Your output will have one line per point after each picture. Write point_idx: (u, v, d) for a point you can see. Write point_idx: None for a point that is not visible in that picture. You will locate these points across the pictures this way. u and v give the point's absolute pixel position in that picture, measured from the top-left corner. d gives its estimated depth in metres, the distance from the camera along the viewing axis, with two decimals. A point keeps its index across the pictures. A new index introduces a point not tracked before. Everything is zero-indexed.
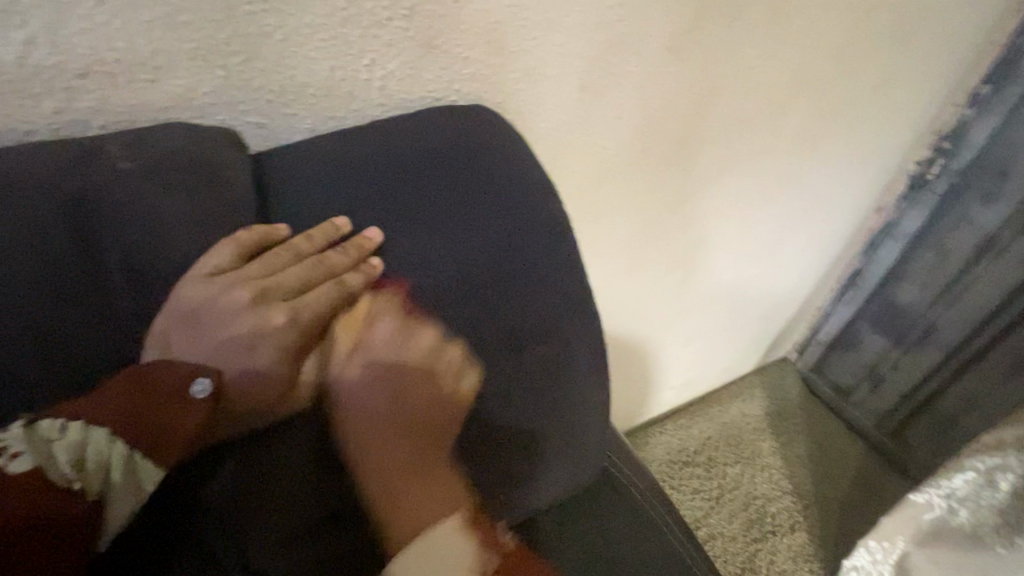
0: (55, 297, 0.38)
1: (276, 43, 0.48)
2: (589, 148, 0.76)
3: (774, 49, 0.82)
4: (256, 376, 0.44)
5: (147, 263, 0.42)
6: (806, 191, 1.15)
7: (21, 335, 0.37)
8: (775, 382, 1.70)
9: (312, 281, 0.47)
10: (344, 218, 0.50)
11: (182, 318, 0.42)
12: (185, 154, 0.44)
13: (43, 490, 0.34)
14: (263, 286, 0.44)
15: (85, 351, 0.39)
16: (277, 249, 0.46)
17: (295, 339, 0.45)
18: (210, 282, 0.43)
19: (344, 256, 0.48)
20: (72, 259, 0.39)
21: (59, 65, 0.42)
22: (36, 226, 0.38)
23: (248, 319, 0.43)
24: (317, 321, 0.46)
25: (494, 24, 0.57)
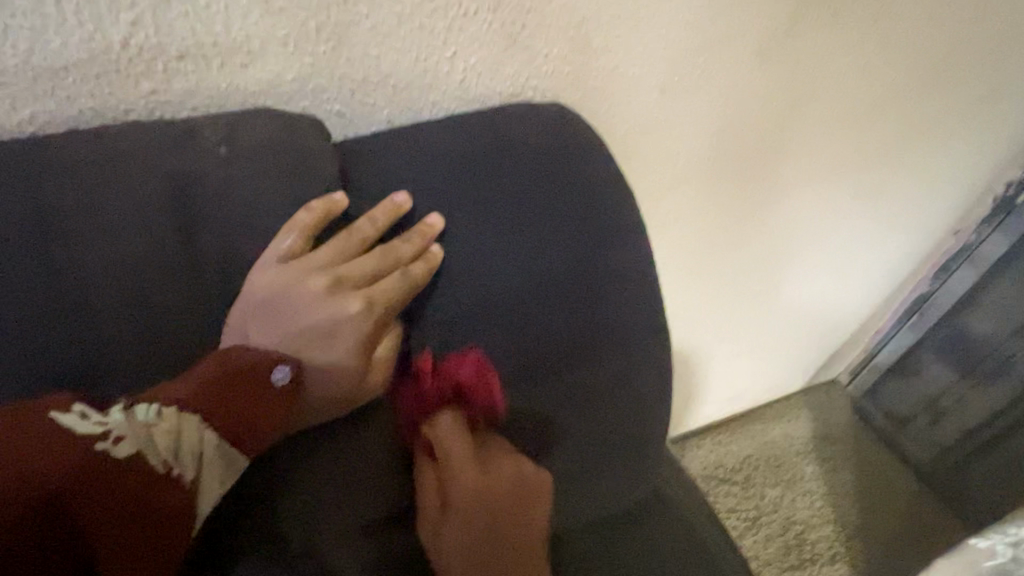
0: (148, 277, 0.39)
1: (364, 32, 0.48)
2: (660, 152, 0.73)
3: (867, 56, 0.77)
4: (329, 364, 0.43)
5: (232, 246, 0.42)
6: (878, 209, 1.09)
7: (115, 312, 0.38)
8: (824, 404, 1.60)
9: (381, 268, 0.46)
10: (404, 194, 0.49)
11: (257, 309, 0.42)
12: (271, 139, 0.44)
13: (145, 475, 0.34)
14: (334, 272, 0.44)
15: (170, 330, 0.40)
16: (343, 234, 0.46)
17: (367, 326, 0.44)
18: (284, 271, 0.42)
19: (410, 244, 0.48)
20: (165, 239, 0.40)
21: (161, 47, 0.43)
22: (134, 204, 0.39)
23: (321, 307, 0.43)
24: (390, 310, 0.46)
25: (580, 20, 0.55)
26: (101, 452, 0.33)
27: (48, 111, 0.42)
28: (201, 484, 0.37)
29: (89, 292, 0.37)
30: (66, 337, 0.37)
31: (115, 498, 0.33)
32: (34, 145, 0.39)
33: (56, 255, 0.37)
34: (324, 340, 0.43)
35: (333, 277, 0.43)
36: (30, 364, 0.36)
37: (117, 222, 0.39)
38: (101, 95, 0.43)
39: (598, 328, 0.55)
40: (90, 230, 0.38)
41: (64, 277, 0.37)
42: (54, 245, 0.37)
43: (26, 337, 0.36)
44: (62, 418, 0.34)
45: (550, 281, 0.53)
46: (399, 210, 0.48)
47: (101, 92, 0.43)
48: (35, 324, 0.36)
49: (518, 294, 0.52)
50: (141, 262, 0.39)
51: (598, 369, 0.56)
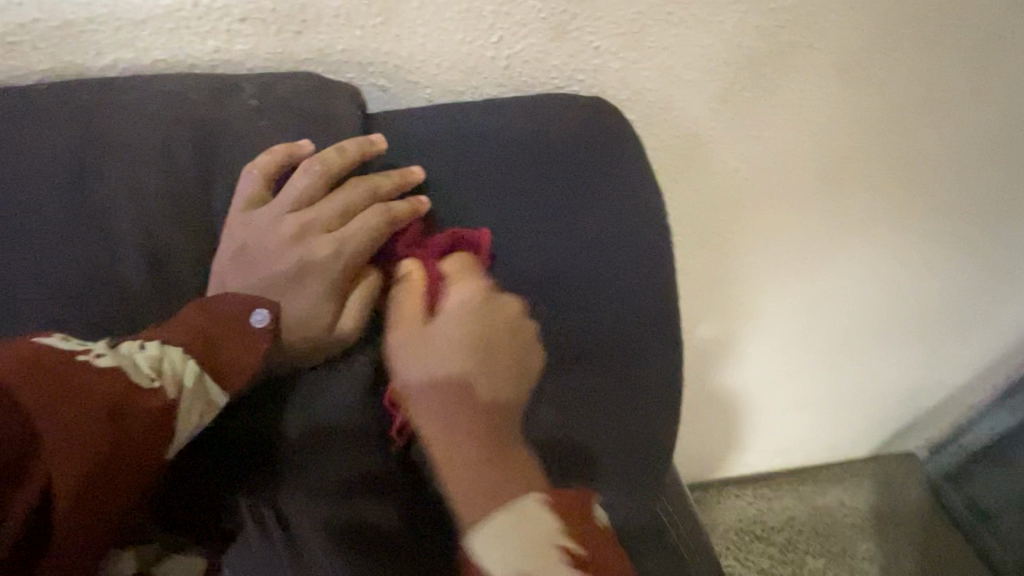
0: (168, 214, 0.44)
1: (412, 10, 0.49)
2: (717, 168, 0.69)
3: (978, 87, 0.69)
4: (305, 304, 0.45)
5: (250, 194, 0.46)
6: (978, 264, 0.96)
7: (133, 239, 0.43)
8: (895, 478, 1.42)
9: (351, 207, 0.46)
10: (380, 136, 0.49)
11: (237, 252, 0.45)
12: (307, 104, 0.47)
13: (125, 384, 0.36)
14: (307, 215, 0.46)
15: (178, 264, 0.45)
16: (309, 167, 0.46)
17: (343, 267, 0.46)
18: (262, 214, 0.45)
19: (387, 184, 0.48)
20: (190, 182, 0.45)
21: (225, 9, 0.46)
22: (166, 147, 0.44)
23: (294, 249, 0.45)
24: (362, 254, 0.46)
25: (634, 15, 0.53)
26: (81, 362, 0.36)
27: (127, 58, 0.48)
28: (182, 404, 0.39)
29: (142, 230, 0.43)
30: (91, 257, 0.43)
31: (87, 402, 0.34)
32: (119, 97, 0.45)
33: (119, 197, 0.43)
34: (298, 284, 0.45)
35: (309, 219, 0.46)
36: (88, 292, 0.42)
37: (174, 177, 0.44)
38: (172, 49, 0.48)
39: (608, 334, 0.53)
40: (151, 177, 0.44)
41: (126, 217, 0.43)
42: (99, 176, 0.43)
43: (79, 262, 0.42)
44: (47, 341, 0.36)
45: (559, 278, 0.52)
46: (371, 147, 0.48)
47: (172, 47, 0.48)
48: (97, 255, 0.43)
49: (519, 287, 0.51)
50: (188, 215, 0.45)
51: (601, 381, 0.53)
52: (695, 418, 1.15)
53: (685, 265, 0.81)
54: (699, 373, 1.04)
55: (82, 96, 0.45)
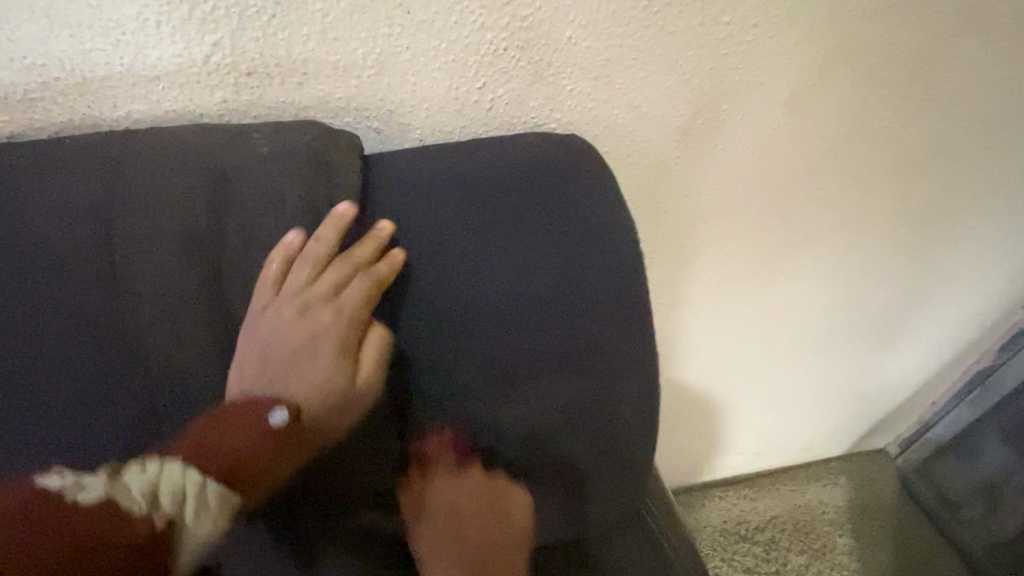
0: (185, 253, 0.48)
1: (404, 61, 0.54)
2: (684, 192, 0.75)
3: (911, 113, 0.76)
4: (321, 386, 0.50)
5: (260, 231, 0.50)
6: (928, 270, 1.04)
7: (154, 277, 0.47)
8: (868, 474, 1.50)
9: (343, 279, 0.51)
10: (345, 203, 0.51)
11: (250, 358, 0.49)
12: (310, 149, 0.51)
13: (116, 523, 0.41)
14: (309, 307, 0.50)
15: (191, 299, 0.48)
16: (299, 265, 0.50)
17: (352, 342, 0.51)
18: (268, 318, 0.49)
19: (366, 252, 0.52)
20: (205, 223, 0.49)
21: (234, 65, 0.51)
22: (183, 191, 0.48)
23: (301, 331, 0.50)
24: (360, 315, 0.52)
25: (604, 61, 0.59)
26: (73, 506, 0.40)
27: (141, 110, 0.52)
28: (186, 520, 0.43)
29: (162, 268, 0.47)
30: (114, 294, 0.47)
31: (81, 550, 0.39)
32: (136, 148, 0.49)
33: (141, 240, 0.47)
34: (309, 364, 0.50)
35: (312, 310, 0.50)
36: (112, 326, 0.47)
37: (189, 221, 0.48)
38: (183, 100, 0.52)
39: (587, 347, 0.58)
40: (169, 221, 0.48)
41: (147, 260, 0.47)
42: (123, 219, 0.47)
43: (104, 299, 0.46)
44: (43, 481, 0.41)
45: (540, 301, 0.57)
46: (343, 222, 0.51)
47: (185, 98, 0.52)
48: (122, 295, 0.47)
49: (500, 310, 0.56)
50: (202, 254, 0.49)
51: (581, 390, 0.59)
52: (677, 423, 1.21)
53: (660, 280, 0.87)
54: (679, 379, 1.09)
55: (102, 147, 0.49)
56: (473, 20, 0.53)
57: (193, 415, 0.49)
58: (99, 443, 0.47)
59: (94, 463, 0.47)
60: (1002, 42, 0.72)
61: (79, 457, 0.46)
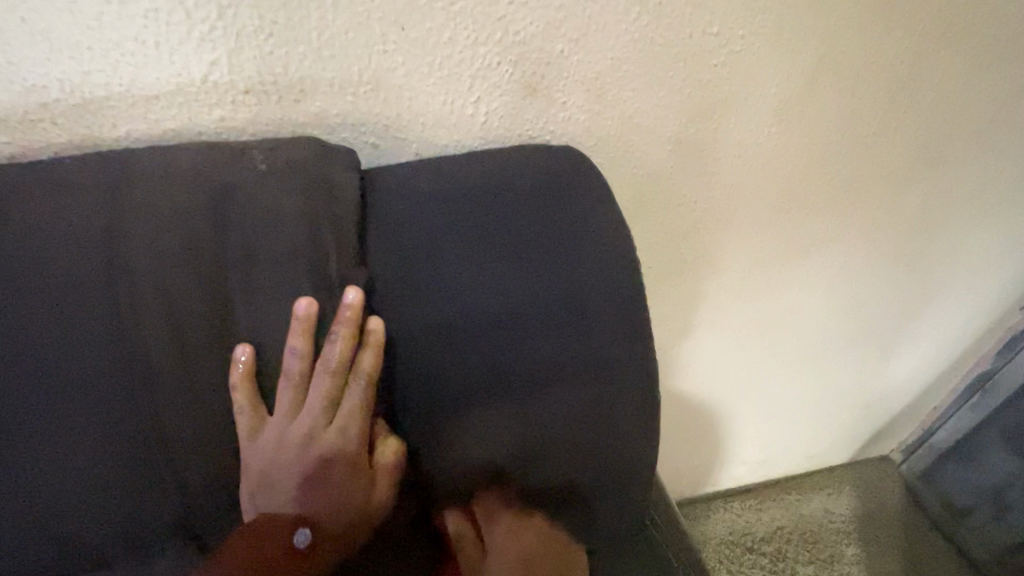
0: (182, 267, 0.48)
1: (399, 77, 0.55)
2: (678, 202, 0.76)
3: (898, 118, 0.77)
4: (335, 481, 0.53)
5: (257, 244, 0.50)
6: (923, 275, 1.04)
7: (151, 293, 0.47)
8: (872, 481, 1.49)
9: (332, 387, 0.52)
10: (302, 301, 0.49)
11: (258, 482, 0.51)
12: (307, 164, 0.52)
13: None
14: (306, 420, 0.52)
15: (188, 313, 0.48)
16: (286, 381, 0.51)
17: (354, 438, 0.53)
18: (265, 444, 0.50)
19: (344, 345, 0.51)
20: (202, 237, 0.49)
21: (232, 84, 0.52)
22: (181, 206, 0.49)
23: (309, 449, 0.52)
24: (361, 415, 0.53)
25: (596, 74, 0.60)
26: None
27: (140, 129, 0.52)
28: None
29: (158, 284, 0.47)
30: (110, 309, 0.46)
31: None
32: (135, 166, 0.49)
33: (139, 257, 0.47)
34: (323, 472, 0.53)
35: (310, 423, 0.52)
36: (109, 343, 0.46)
37: (187, 237, 0.48)
38: (182, 119, 0.53)
39: (585, 356, 0.58)
40: (166, 237, 0.48)
41: (145, 276, 0.47)
42: (119, 234, 0.47)
43: (100, 315, 0.46)
44: None
45: (538, 311, 0.57)
46: (312, 322, 0.50)
47: (184, 117, 0.53)
48: (119, 312, 0.46)
49: (496, 320, 0.56)
50: (200, 269, 0.48)
51: (581, 398, 0.59)
52: (679, 435, 1.20)
53: (658, 290, 0.87)
54: (679, 390, 1.09)
55: (100, 166, 0.49)
56: (467, 36, 0.54)
57: (190, 431, 0.48)
58: (95, 461, 0.46)
59: (92, 479, 0.47)
60: (985, 48, 0.74)
61: (76, 474, 0.46)
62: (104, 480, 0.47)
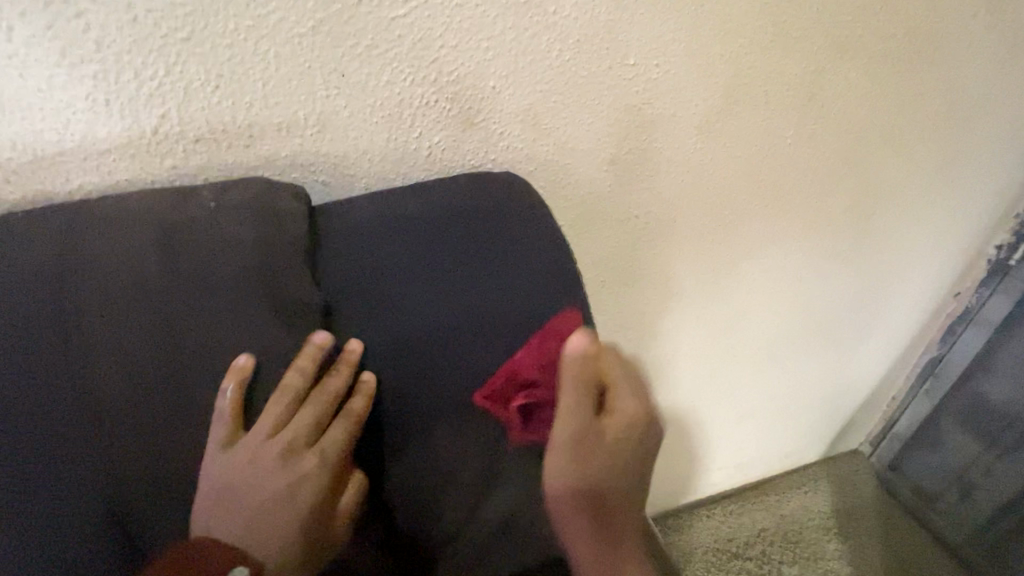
0: (135, 306, 0.49)
1: (343, 118, 0.59)
2: (622, 218, 0.81)
3: (814, 127, 0.85)
4: (292, 513, 0.53)
5: (207, 277, 0.51)
6: (861, 271, 1.12)
7: (105, 334, 0.48)
8: (845, 475, 1.54)
9: (318, 416, 0.54)
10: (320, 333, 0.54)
11: (216, 500, 0.51)
12: (257, 202, 0.55)
13: None
14: (282, 441, 0.53)
15: (141, 350, 0.49)
16: (274, 398, 0.53)
17: (323, 472, 0.54)
18: (237, 461, 0.51)
19: (340, 381, 0.55)
20: (152, 276, 0.50)
21: (182, 134, 0.54)
22: (133, 247, 0.50)
23: (276, 474, 0.53)
24: (335, 451, 0.55)
25: (529, 105, 0.65)
26: None
27: (93, 181, 0.55)
28: None
29: (112, 325, 0.49)
30: (64, 353, 0.47)
31: None
32: (89, 215, 0.51)
33: (94, 302, 0.49)
34: (281, 504, 0.53)
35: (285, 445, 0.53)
36: (63, 386, 0.47)
37: (141, 279, 0.50)
38: (134, 169, 0.55)
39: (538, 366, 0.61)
40: (118, 279, 0.49)
41: (99, 319, 0.48)
42: (74, 279, 0.49)
43: (55, 358, 0.47)
44: None
45: (489, 326, 0.60)
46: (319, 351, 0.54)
47: (137, 167, 0.55)
48: (74, 355, 0.47)
49: (447, 336, 0.59)
50: (154, 308, 0.50)
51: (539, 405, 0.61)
52: None
53: (615, 303, 0.91)
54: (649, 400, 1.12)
55: (51, 219, 0.50)
56: (404, 78, 0.58)
57: (143, 466, 0.48)
58: (49, 505, 0.46)
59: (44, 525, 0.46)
60: (878, 63, 0.82)
61: (30, 519, 0.46)
62: (58, 524, 0.46)
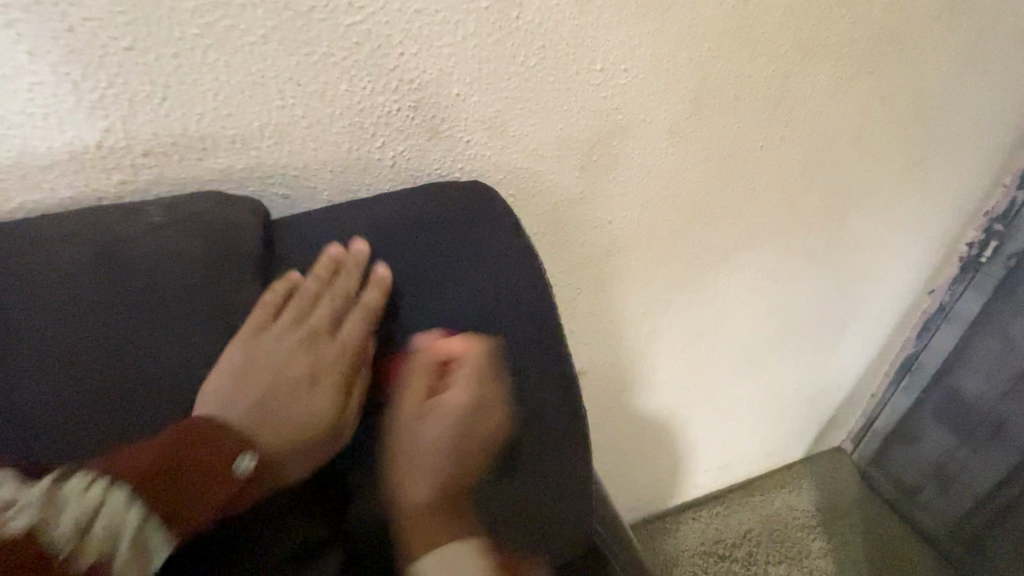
0: (74, 331, 0.46)
1: (301, 129, 0.57)
2: (595, 225, 0.80)
3: (782, 131, 0.85)
4: (303, 404, 0.52)
5: (151, 299, 0.48)
6: (836, 272, 1.12)
7: (39, 362, 0.45)
8: (828, 473, 1.56)
9: (334, 312, 0.55)
10: (335, 245, 0.57)
11: (231, 389, 0.50)
12: (209, 217, 0.52)
13: None
14: (301, 334, 0.54)
15: (81, 377, 0.45)
16: (296, 297, 0.55)
17: (340, 363, 0.54)
18: (256, 349, 0.52)
19: (353, 278, 0.56)
20: (91, 298, 0.46)
21: (129, 147, 0.52)
22: (70, 267, 0.47)
23: (293, 365, 0.53)
24: (353, 343, 0.55)
25: (495, 112, 0.64)
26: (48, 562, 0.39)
27: (35, 200, 0.52)
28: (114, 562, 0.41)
29: (47, 352, 0.45)
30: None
31: None
32: (19, 233, 0.47)
33: (26, 327, 0.45)
34: (296, 397, 0.53)
35: (303, 336, 0.54)
36: None
37: (77, 301, 0.46)
38: (79, 185, 0.53)
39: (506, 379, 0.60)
40: (52, 300, 0.46)
41: (32, 345, 0.45)
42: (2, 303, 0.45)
43: None
44: None
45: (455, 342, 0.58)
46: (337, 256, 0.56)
47: (82, 183, 0.52)
48: (5, 386, 0.44)
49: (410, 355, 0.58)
50: (91, 334, 0.46)
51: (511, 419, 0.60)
52: (638, 450, 1.21)
53: (591, 310, 0.90)
54: (631, 405, 1.11)
55: None
56: (363, 86, 0.57)
57: None
58: None
59: None
60: (844, 65, 0.83)
61: None
62: None
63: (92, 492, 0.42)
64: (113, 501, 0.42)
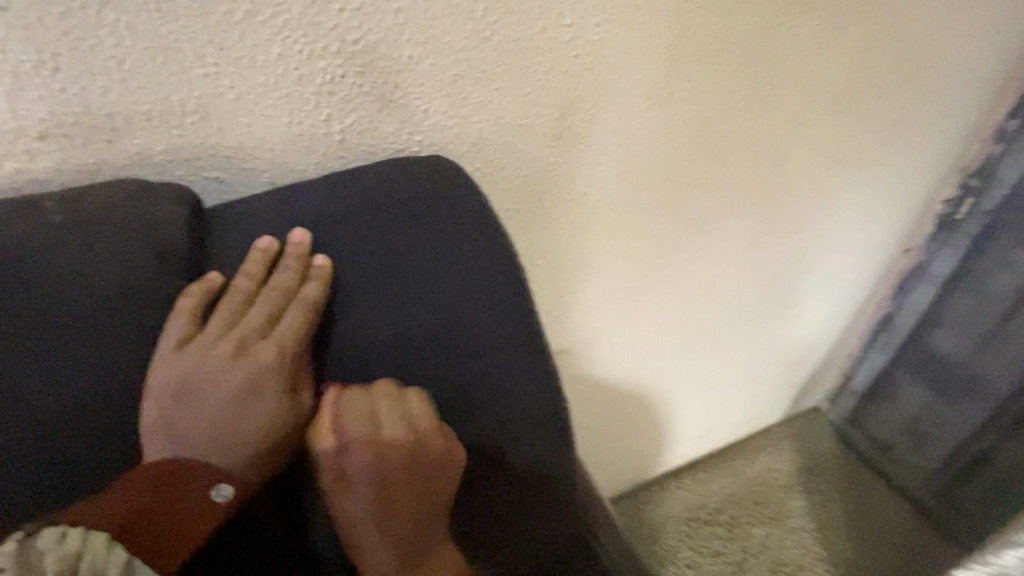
0: None
1: (230, 102, 0.49)
2: (567, 197, 0.75)
3: (762, 90, 0.80)
4: (250, 420, 0.46)
5: (52, 309, 0.43)
6: (814, 236, 1.10)
7: None
8: (808, 433, 1.57)
9: (273, 311, 0.49)
10: (268, 237, 0.50)
11: (166, 410, 0.45)
12: (119, 211, 0.45)
13: None
14: (236, 342, 0.47)
15: None
16: (230, 299, 0.48)
17: (285, 371, 0.48)
18: (185, 362, 0.45)
19: (291, 272, 0.49)
20: None
21: (20, 130, 0.44)
22: None
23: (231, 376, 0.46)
24: (296, 345, 0.48)
25: (454, 76, 0.57)
26: None
27: None
28: None
29: None
30: None
31: None
32: None
33: None
34: (239, 414, 0.46)
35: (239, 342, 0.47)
36: None
37: None
38: None
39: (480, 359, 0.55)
40: None
41: None
42: None
43: None
44: None
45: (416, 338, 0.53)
46: (270, 251, 0.50)
47: None
48: None
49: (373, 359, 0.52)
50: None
51: None
52: (620, 424, 1.20)
53: (567, 286, 0.86)
54: (611, 381, 1.09)
55: None
56: (299, 50, 0.49)
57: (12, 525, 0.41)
58: None
59: None
60: (827, 16, 0.77)
61: None
62: None
63: (70, 539, 0.38)
64: (96, 544, 0.39)
